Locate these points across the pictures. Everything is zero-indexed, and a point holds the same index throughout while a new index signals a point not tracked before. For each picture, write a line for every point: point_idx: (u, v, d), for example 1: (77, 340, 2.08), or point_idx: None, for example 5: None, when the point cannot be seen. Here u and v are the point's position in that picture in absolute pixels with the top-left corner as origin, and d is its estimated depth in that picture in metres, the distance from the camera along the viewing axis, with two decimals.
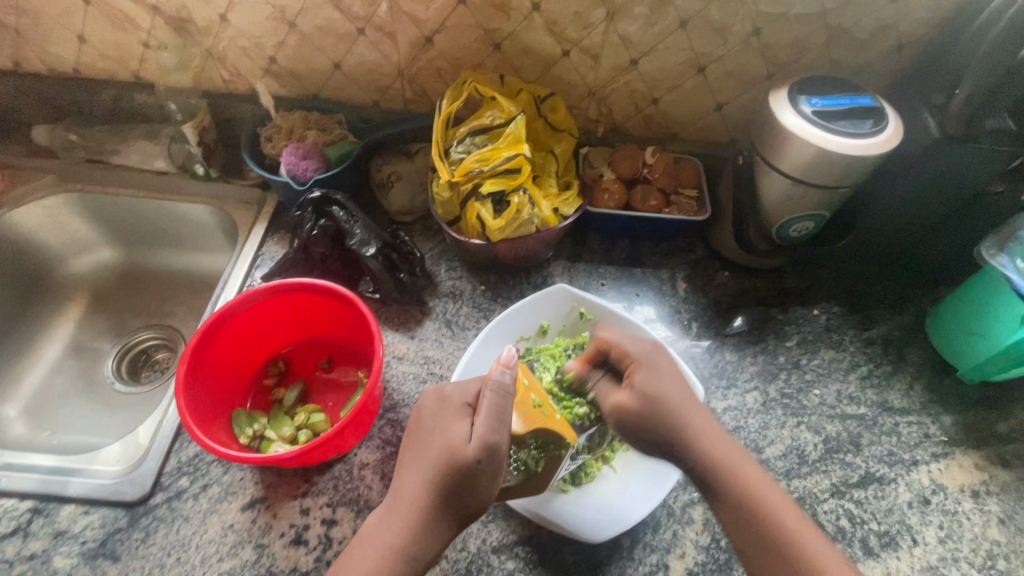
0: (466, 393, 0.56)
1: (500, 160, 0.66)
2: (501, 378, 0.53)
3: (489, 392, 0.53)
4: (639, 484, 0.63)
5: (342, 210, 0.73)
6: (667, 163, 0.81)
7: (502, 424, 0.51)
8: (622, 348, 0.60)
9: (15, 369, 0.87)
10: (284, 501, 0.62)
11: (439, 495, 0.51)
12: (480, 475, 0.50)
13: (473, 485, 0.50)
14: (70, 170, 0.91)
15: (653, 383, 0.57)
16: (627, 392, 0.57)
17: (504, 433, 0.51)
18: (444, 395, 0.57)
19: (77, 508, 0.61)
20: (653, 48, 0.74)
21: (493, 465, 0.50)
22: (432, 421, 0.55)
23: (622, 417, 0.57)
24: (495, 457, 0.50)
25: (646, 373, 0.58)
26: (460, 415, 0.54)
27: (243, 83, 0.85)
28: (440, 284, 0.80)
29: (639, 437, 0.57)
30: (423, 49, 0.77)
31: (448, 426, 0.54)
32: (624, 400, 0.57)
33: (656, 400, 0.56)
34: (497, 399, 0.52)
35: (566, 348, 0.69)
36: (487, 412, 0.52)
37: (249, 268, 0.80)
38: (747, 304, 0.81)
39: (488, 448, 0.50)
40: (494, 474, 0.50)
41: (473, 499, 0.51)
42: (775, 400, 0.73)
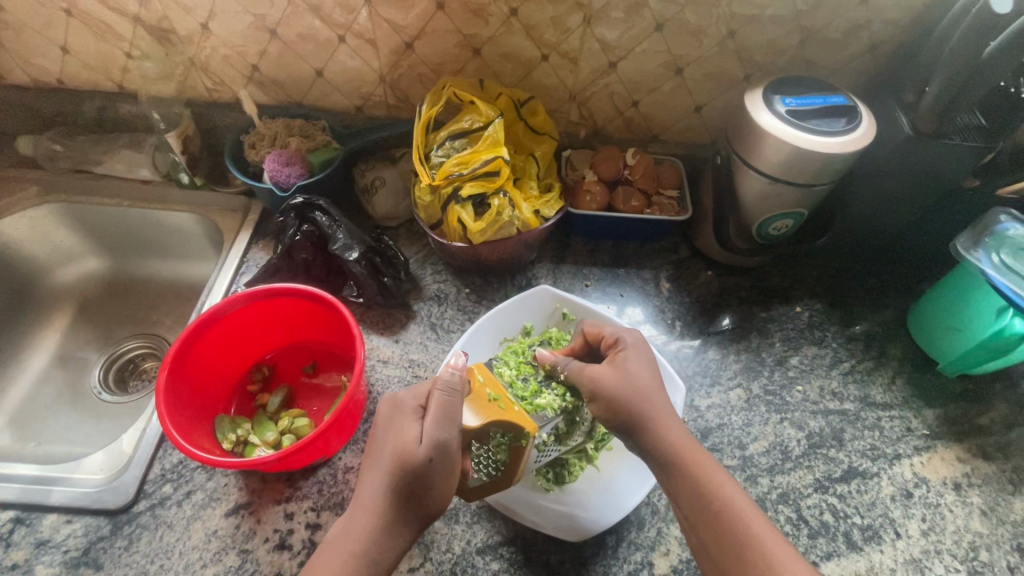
0: (416, 396, 0.56)
1: (478, 163, 0.65)
2: (450, 379, 0.55)
3: (438, 392, 0.54)
4: (623, 482, 0.64)
5: (324, 215, 0.73)
6: (648, 164, 0.81)
7: (451, 422, 0.52)
8: (609, 334, 0.62)
9: (2, 380, 0.88)
10: (269, 506, 0.62)
11: (395, 497, 0.51)
12: (434, 474, 0.51)
13: (427, 485, 0.51)
14: (54, 181, 0.91)
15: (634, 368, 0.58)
16: (607, 367, 0.58)
17: (453, 430, 0.52)
18: (397, 400, 0.56)
19: (60, 517, 0.60)
20: (631, 51, 0.75)
21: (445, 462, 0.51)
22: (385, 427, 0.55)
23: (602, 392, 0.57)
24: (447, 453, 0.51)
25: (632, 354, 0.59)
26: (412, 418, 0.54)
27: (227, 91, 0.85)
28: (425, 287, 0.81)
29: (611, 409, 0.56)
30: (404, 55, 0.78)
31: (399, 428, 0.53)
32: (603, 372, 0.58)
33: (631, 381, 0.57)
34: (447, 398, 0.54)
35: (533, 344, 0.69)
36: (437, 411, 0.53)
37: (234, 275, 0.80)
38: (730, 303, 0.82)
39: (439, 446, 0.51)
40: (449, 471, 0.51)
41: (431, 499, 0.51)
42: (758, 397, 0.73)
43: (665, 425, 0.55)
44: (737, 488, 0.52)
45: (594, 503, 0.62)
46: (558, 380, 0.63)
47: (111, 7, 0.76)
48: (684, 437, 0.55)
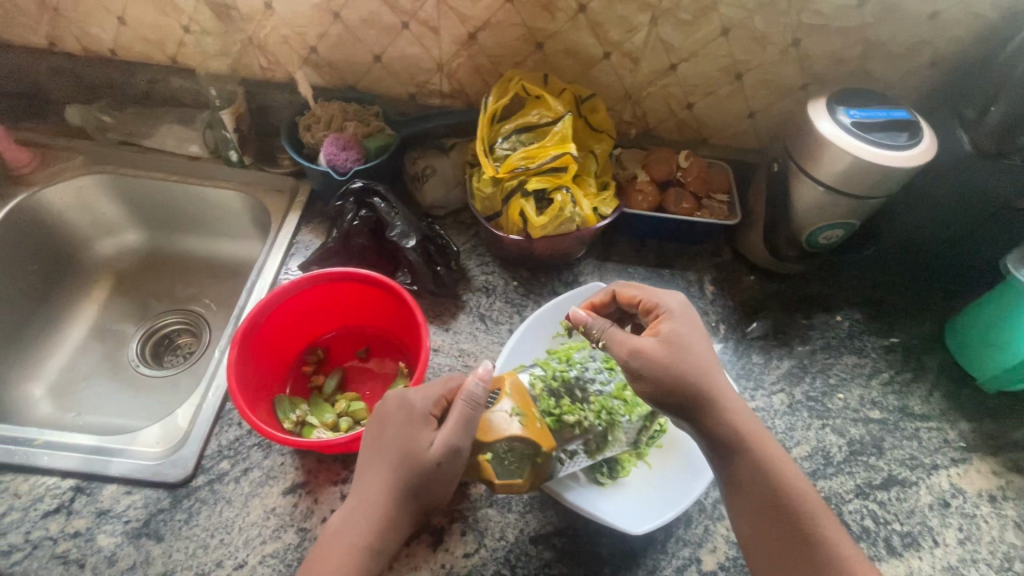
0: (431, 402, 0.56)
1: (546, 158, 0.66)
2: (474, 389, 0.55)
3: (462, 401, 0.54)
4: (679, 480, 0.64)
5: (383, 201, 0.73)
6: (700, 167, 0.81)
7: (468, 432, 0.53)
8: (650, 304, 0.62)
9: (43, 349, 0.88)
10: (325, 487, 0.63)
11: (401, 496, 0.52)
12: (442, 477, 0.53)
13: (427, 487, 0.53)
14: (101, 152, 0.90)
15: (685, 338, 0.58)
16: (653, 340, 0.58)
17: (468, 440, 0.53)
18: (406, 401, 0.55)
19: (120, 488, 0.61)
20: (694, 54, 0.76)
21: (455, 467, 0.53)
22: (395, 427, 0.54)
23: (648, 362, 0.56)
24: (457, 460, 0.53)
25: (677, 325, 0.59)
26: (425, 424, 0.55)
27: (281, 71, 0.85)
28: (473, 279, 0.81)
29: (658, 381, 0.56)
30: (465, 45, 0.78)
31: (413, 431, 0.54)
32: (649, 343, 0.58)
33: (685, 355, 0.57)
34: (468, 408, 0.54)
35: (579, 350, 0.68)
36: (456, 419, 0.53)
37: (284, 257, 0.81)
38: (772, 309, 0.84)
39: (452, 452, 0.52)
40: (455, 475, 0.53)
41: (429, 498, 0.53)
42: (801, 402, 0.75)
43: (724, 390, 0.57)
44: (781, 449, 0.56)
45: (647, 499, 0.63)
46: (595, 396, 0.64)
47: None
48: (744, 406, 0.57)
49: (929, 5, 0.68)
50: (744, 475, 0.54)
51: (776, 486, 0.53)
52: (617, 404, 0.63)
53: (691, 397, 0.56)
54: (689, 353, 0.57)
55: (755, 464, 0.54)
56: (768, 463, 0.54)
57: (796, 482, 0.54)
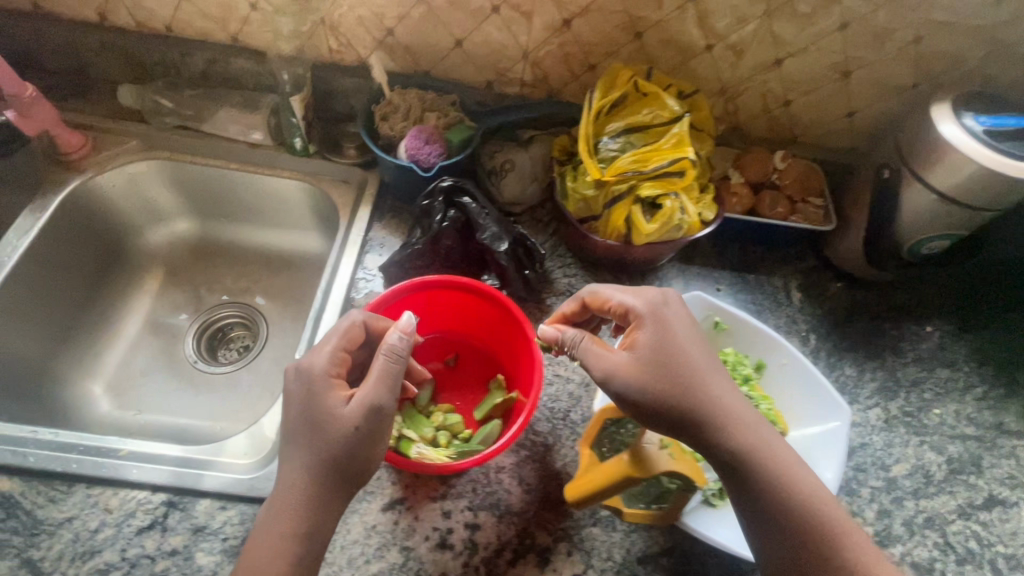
0: (331, 361, 0.54)
1: (660, 162, 0.62)
2: (393, 343, 0.54)
3: (382, 356, 0.53)
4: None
5: (473, 201, 0.69)
6: (798, 170, 0.78)
7: (388, 387, 0.52)
8: (620, 307, 0.57)
9: (98, 344, 0.85)
10: (424, 503, 0.61)
11: (305, 471, 0.50)
12: (363, 439, 0.51)
13: (351, 455, 0.51)
14: (156, 137, 0.84)
15: (667, 349, 0.54)
16: (627, 356, 0.54)
17: (391, 396, 0.52)
18: (303, 371, 0.54)
19: (213, 502, 0.58)
20: (805, 49, 0.71)
21: (377, 425, 0.52)
22: (299, 399, 0.53)
23: (625, 383, 0.53)
24: (379, 418, 0.52)
25: (649, 334, 0.55)
26: (330, 387, 0.53)
27: (352, 54, 0.79)
28: (556, 283, 0.78)
29: (641, 402, 0.53)
30: (557, 32, 0.73)
31: (317, 397, 0.52)
32: (625, 363, 0.54)
33: (673, 369, 0.53)
34: (391, 364, 0.54)
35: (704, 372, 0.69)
36: (376, 375, 0.53)
37: (359, 255, 0.77)
38: (862, 318, 0.81)
39: (370, 409, 0.51)
40: (378, 435, 0.52)
41: (358, 470, 0.51)
42: (897, 418, 0.73)
43: (728, 400, 0.53)
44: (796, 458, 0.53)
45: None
46: None
47: None
48: (753, 414, 0.54)
49: None
50: (755, 497, 0.51)
51: (789, 504, 0.50)
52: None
53: (682, 418, 0.52)
54: (676, 366, 0.53)
55: (767, 481, 0.51)
56: (784, 477, 0.51)
57: (806, 499, 0.50)
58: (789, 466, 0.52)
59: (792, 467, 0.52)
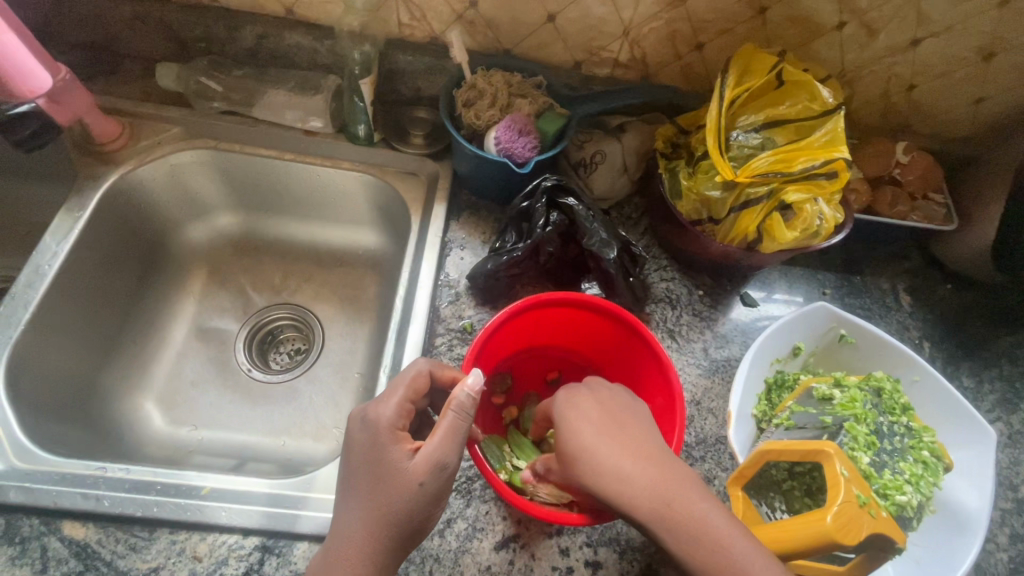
0: (398, 414, 0.48)
1: (806, 162, 0.54)
2: (462, 398, 0.47)
3: (451, 413, 0.47)
4: (938, 535, 0.55)
5: (580, 202, 0.62)
6: (923, 163, 0.70)
7: (454, 446, 0.47)
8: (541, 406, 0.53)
9: (144, 354, 0.77)
10: (539, 540, 0.55)
11: (369, 530, 0.45)
12: (424, 498, 0.46)
13: (410, 517, 0.46)
14: (200, 123, 0.75)
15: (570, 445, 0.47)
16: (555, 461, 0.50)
17: (456, 455, 0.47)
18: (367, 420, 0.48)
19: (311, 546, 0.52)
20: (948, 28, 0.63)
21: (439, 486, 0.47)
22: (361, 449, 0.48)
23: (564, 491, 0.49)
24: (445, 476, 0.47)
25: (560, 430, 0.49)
26: (394, 439, 0.48)
27: (426, 29, 0.70)
28: (653, 288, 0.71)
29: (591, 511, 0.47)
30: (669, 6, 0.64)
31: (378, 452, 0.47)
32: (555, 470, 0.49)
33: (577, 470, 0.46)
34: (459, 421, 0.47)
35: (866, 398, 0.52)
36: (443, 432, 0.47)
37: (440, 260, 0.69)
38: (975, 323, 0.76)
39: (435, 468, 0.46)
40: (440, 494, 0.47)
41: (416, 531, 0.47)
42: (1020, 432, 0.69)
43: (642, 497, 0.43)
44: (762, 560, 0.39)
45: (918, 560, 0.54)
46: (902, 459, 0.50)
47: None
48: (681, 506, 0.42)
49: None
50: None
51: None
52: (920, 470, 0.49)
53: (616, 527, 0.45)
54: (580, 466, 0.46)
55: None
56: None
57: None
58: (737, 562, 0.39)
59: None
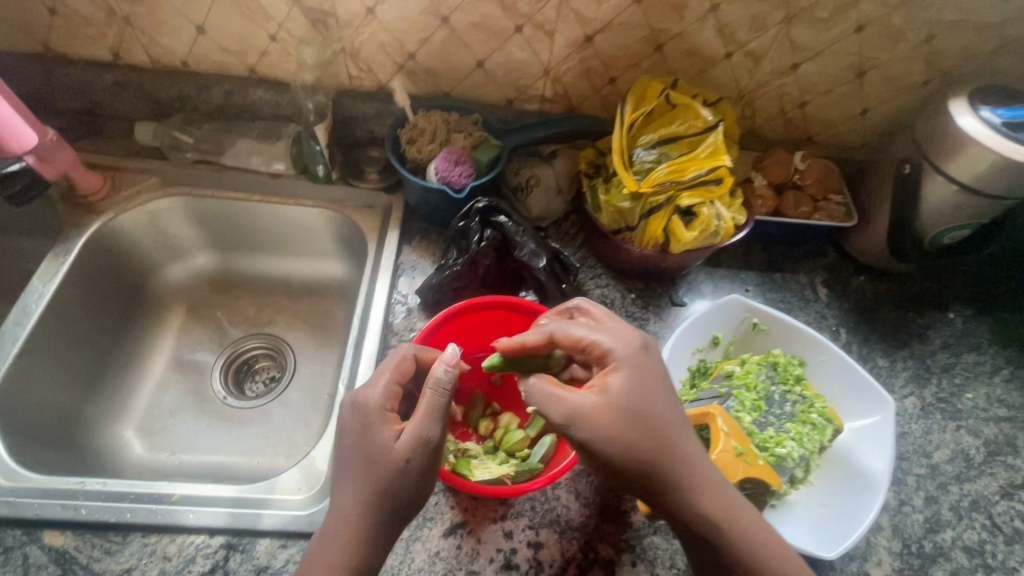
0: (385, 395, 0.54)
1: (696, 170, 0.63)
2: (441, 376, 0.52)
3: (429, 390, 0.52)
4: (843, 496, 0.60)
5: (509, 220, 0.70)
6: (819, 169, 0.79)
7: (434, 422, 0.51)
8: (597, 345, 0.53)
9: (125, 386, 0.83)
10: (485, 525, 0.60)
11: (365, 503, 0.49)
12: (412, 473, 0.50)
13: (398, 490, 0.50)
14: (175, 173, 0.83)
15: (630, 398, 0.50)
16: (593, 398, 0.50)
17: (439, 431, 0.51)
18: (357, 403, 0.54)
19: (273, 542, 0.57)
20: (820, 53, 0.73)
21: (424, 460, 0.51)
22: (354, 430, 0.53)
23: (592, 432, 0.49)
24: (429, 453, 0.51)
25: (621, 378, 0.51)
26: (382, 419, 0.53)
27: (373, 79, 0.79)
28: (589, 294, 0.79)
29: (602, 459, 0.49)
30: (579, 48, 0.74)
31: (368, 431, 0.52)
32: (591, 407, 0.49)
33: (631, 423, 0.49)
34: (438, 398, 0.52)
35: (761, 370, 0.63)
36: (424, 410, 0.51)
37: (393, 280, 0.76)
38: (887, 308, 0.83)
39: (419, 443, 0.50)
40: (426, 469, 0.51)
41: (406, 504, 0.51)
42: (932, 404, 0.75)
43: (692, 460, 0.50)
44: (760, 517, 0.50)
45: (825, 518, 0.60)
46: (790, 420, 0.59)
47: None
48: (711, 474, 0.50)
49: None
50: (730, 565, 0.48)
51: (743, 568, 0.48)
52: (808, 430, 0.59)
53: (646, 483, 0.49)
54: (643, 418, 0.49)
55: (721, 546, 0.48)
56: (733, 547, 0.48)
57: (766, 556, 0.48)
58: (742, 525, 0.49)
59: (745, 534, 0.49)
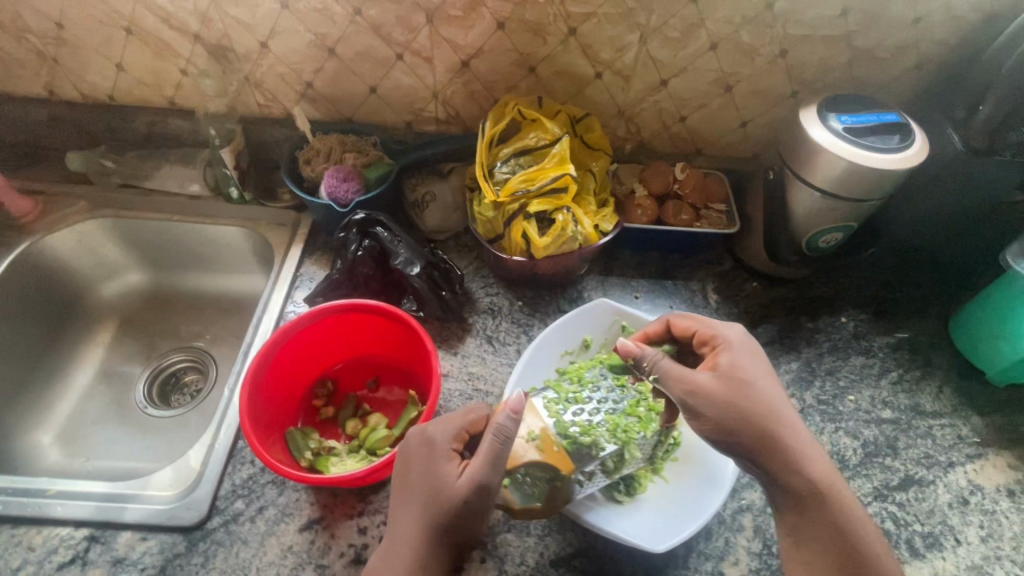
0: (455, 436, 0.56)
1: (546, 180, 0.67)
2: (506, 423, 0.54)
3: (491, 436, 0.53)
4: (691, 493, 0.64)
5: (386, 230, 0.74)
6: (696, 179, 0.83)
7: (497, 467, 0.53)
8: (707, 331, 0.64)
9: (49, 396, 0.87)
10: (341, 521, 0.62)
11: (430, 534, 0.53)
12: (472, 512, 0.53)
13: (462, 524, 0.53)
14: (103, 197, 0.91)
15: (740, 370, 0.60)
16: (709, 375, 0.60)
17: (498, 474, 0.53)
18: (427, 436, 0.57)
19: (134, 534, 0.61)
20: (684, 70, 0.77)
21: (482, 502, 0.53)
22: (419, 462, 0.55)
23: (706, 397, 0.59)
24: (486, 495, 0.53)
25: (734, 357, 0.61)
26: (448, 457, 0.55)
27: (278, 107, 0.86)
28: (478, 301, 0.82)
29: (720, 423, 0.58)
30: (458, 72, 0.79)
31: (434, 466, 0.55)
32: (711, 380, 0.59)
33: (750, 391, 0.58)
34: (497, 444, 0.53)
35: (590, 368, 0.66)
36: (482, 455, 0.53)
37: (289, 290, 0.81)
38: (778, 312, 0.84)
39: (478, 489, 0.52)
40: (485, 509, 0.53)
41: (463, 533, 0.54)
42: (812, 406, 0.75)
43: (788, 428, 0.58)
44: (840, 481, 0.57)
45: (670, 515, 0.63)
46: (610, 413, 0.60)
47: (171, 26, 0.76)
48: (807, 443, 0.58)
49: (910, 10, 0.69)
50: (830, 528, 0.54)
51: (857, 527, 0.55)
52: (630, 422, 0.60)
53: (756, 444, 0.57)
54: (749, 393, 0.58)
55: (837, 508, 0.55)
56: (844, 510, 0.55)
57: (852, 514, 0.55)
58: (836, 487, 0.56)
59: (842, 499, 0.56)
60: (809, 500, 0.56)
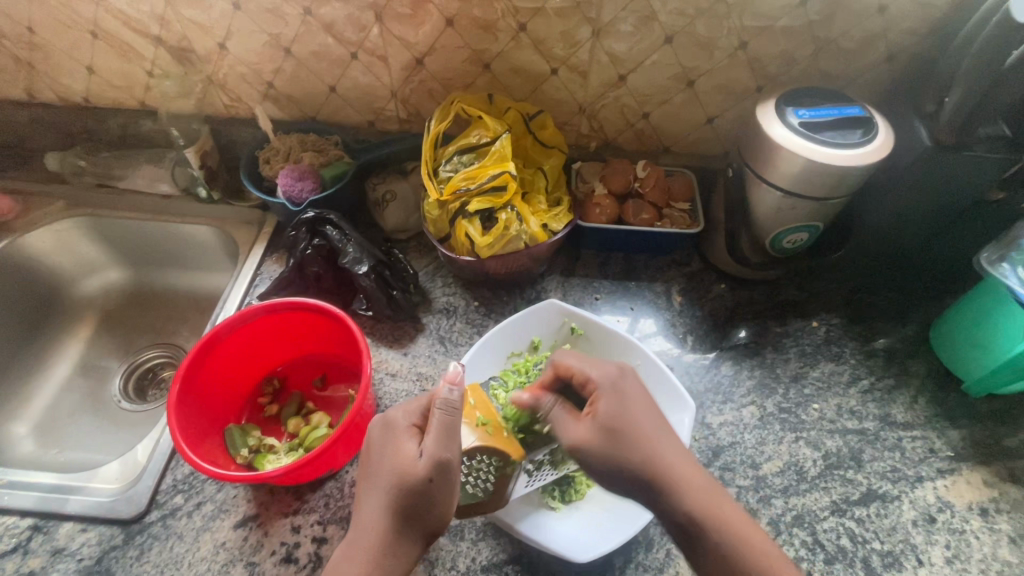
0: (413, 415, 0.55)
1: (486, 178, 0.66)
2: (448, 396, 0.53)
3: (439, 411, 0.53)
4: (627, 501, 0.63)
5: (335, 229, 0.75)
6: (657, 177, 0.80)
7: (453, 441, 0.52)
8: (582, 375, 0.58)
9: (26, 388, 0.90)
10: (276, 519, 0.62)
11: (394, 518, 0.51)
12: (434, 492, 0.51)
13: (427, 507, 0.51)
14: (79, 196, 0.94)
15: (618, 419, 0.54)
16: (588, 426, 0.55)
17: (455, 449, 0.51)
18: (389, 419, 0.56)
19: (76, 526, 0.62)
20: (641, 64, 0.75)
21: (446, 479, 0.51)
22: (378, 447, 0.54)
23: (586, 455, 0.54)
24: (448, 472, 0.51)
25: (612, 403, 0.55)
26: (408, 436, 0.54)
27: (244, 107, 0.87)
28: (434, 301, 0.81)
29: (609, 475, 0.53)
30: (414, 70, 0.79)
31: (394, 448, 0.53)
32: (584, 435, 0.54)
33: (623, 441, 0.53)
34: (447, 417, 0.52)
35: (537, 363, 0.71)
36: (438, 429, 0.52)
37: (247, 288, 0.82)
38: (745, 315, 0.81)
39: (439, 465, 0.50)
40: (449, 486, 0.51)
41: (431, 519, 0.51)
42: (772, 415, 0.72)
43: (671, 465, 0.53)
44: (745, 513, 0.52)
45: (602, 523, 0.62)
46: None
47: (134, 29, 0.78)
48: (695, 475, 0.53)
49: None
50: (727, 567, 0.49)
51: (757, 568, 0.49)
52: None
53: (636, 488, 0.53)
54: (627, 440, 0.53)
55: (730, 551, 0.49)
56: (738, 562, 0.49)
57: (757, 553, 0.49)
58: (734, 524, 0.50)
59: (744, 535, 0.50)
60: (693, 538, 0.51)
